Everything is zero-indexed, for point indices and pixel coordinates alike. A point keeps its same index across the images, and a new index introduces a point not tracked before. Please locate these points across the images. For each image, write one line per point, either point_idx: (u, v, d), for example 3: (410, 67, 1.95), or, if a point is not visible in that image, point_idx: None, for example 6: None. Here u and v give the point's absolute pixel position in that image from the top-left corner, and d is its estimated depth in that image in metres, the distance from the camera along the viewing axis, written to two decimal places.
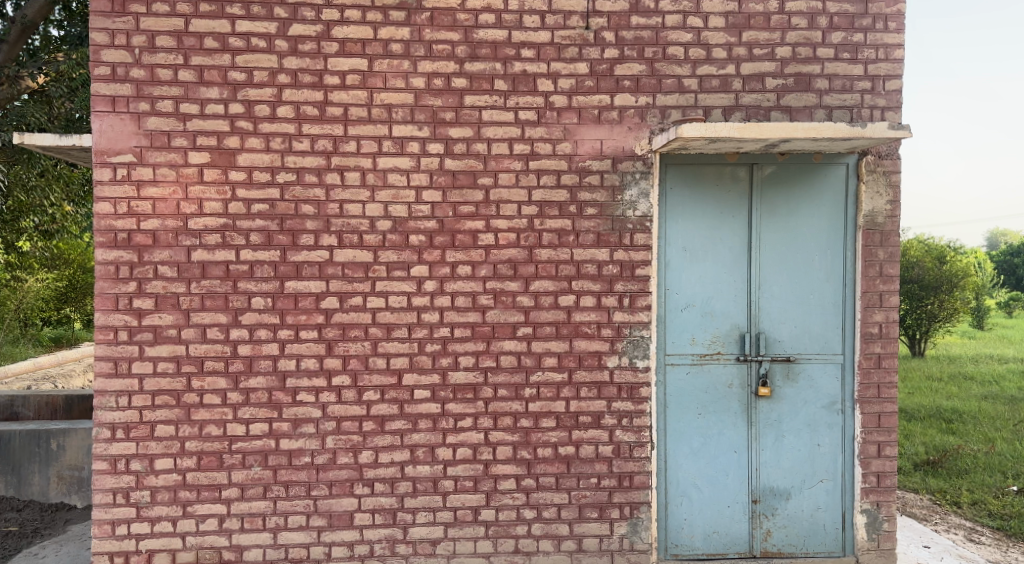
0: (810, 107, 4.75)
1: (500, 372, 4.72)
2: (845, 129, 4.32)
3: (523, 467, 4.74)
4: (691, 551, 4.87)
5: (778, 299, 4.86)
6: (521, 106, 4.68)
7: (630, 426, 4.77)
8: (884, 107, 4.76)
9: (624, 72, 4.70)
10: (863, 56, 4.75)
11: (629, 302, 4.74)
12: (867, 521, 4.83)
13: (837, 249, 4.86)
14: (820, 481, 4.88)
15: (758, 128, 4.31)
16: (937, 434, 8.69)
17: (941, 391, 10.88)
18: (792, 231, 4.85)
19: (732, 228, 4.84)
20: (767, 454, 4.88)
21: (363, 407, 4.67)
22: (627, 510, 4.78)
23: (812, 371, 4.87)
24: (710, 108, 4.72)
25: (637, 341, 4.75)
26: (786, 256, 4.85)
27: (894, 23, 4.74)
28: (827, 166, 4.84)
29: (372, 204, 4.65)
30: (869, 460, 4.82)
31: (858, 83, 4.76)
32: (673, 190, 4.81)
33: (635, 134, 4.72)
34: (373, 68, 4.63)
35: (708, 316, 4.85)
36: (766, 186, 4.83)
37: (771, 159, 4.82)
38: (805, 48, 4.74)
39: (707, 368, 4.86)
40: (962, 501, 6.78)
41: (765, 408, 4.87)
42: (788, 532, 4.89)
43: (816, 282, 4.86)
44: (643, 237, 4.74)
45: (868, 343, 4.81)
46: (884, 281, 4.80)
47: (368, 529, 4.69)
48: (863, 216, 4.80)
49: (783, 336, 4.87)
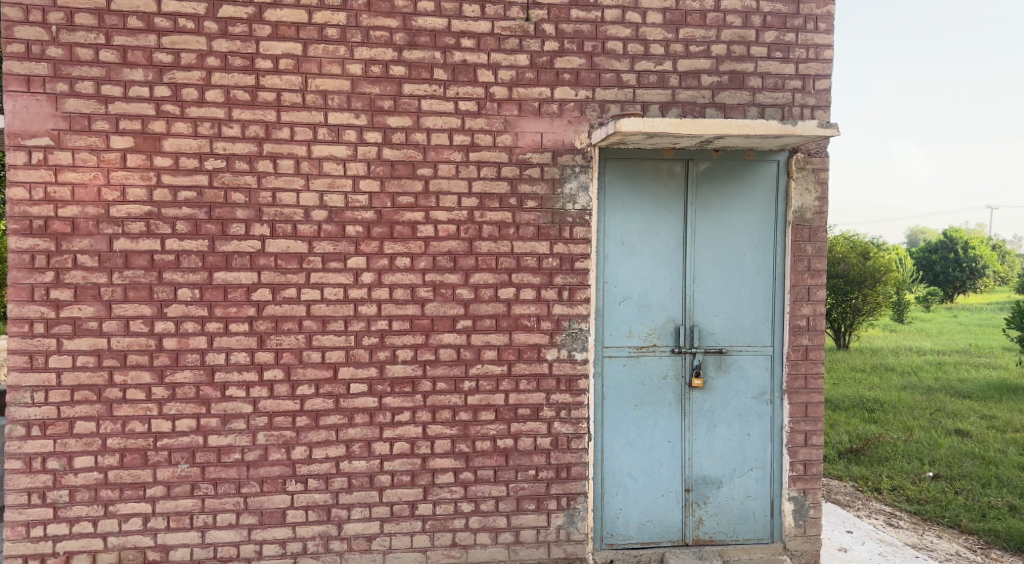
0: (743, 105, 4.81)
1: (439, 365, 4.66)
2: (777, 126, 4.38)
3: (461, 460, 4.69)
4: (626, 540, 4.91)
5: (712, 292, 4.92)
6: (461, 96, 4.62)
7: (568, 417, 4.77)
8: (814, 106, 4.86)
9: (565, 65, 4.68)
10: (794, 55, 4.84)
11: (568, 295, 4.74)
12: (794, 508, 4.94)
13: (768, 244, 4.94)
14: (749, 469, 4.97)
15: (694, 124, 4.35)
16: (860, 423, 8.99)
17: (863, 382, 11.26)
18: (726, 225, 4.91)
19: (669, 222, 4.88)
20: (700, 444, 4.94)
21: (296, 402, 4.56)
22: (564, 501, 4.79)
23: (742, 362, 4.95)
24: (648, 104, 4.75)
25: (576, 334, 4.75)
26: (720, 250, 4.92)
27: (824, 24, 4.83)
28: (758, 163, 4.91)
29: (306, 192, 4.53)
30: (796, 449, 4.93)
31: (789, 82, 4.84)
32: (612, 185, 4.82)
33: (575, 128, 4.70)
34: (308, 53, 4.50)
35: (645, 308, 4.88)
36: (701, 182, 4.88)
37: (705, 155, 4.87)
38: (739, 47, 4.79)
39: (643, 359, 4.89)
40: (882, 487, 7.02)
41: (697, 399, 4.93)
42: (718, 520, 4.97)
43: (747, 275, 4.94)
44: (582, 230, 4.73)
45: (796, 335, 4.91)
46: (812, 275, 4.90)
47: (301, 526, 4.59)
48: (793, 212, 4.89)
49: (716, 329, 4.93)
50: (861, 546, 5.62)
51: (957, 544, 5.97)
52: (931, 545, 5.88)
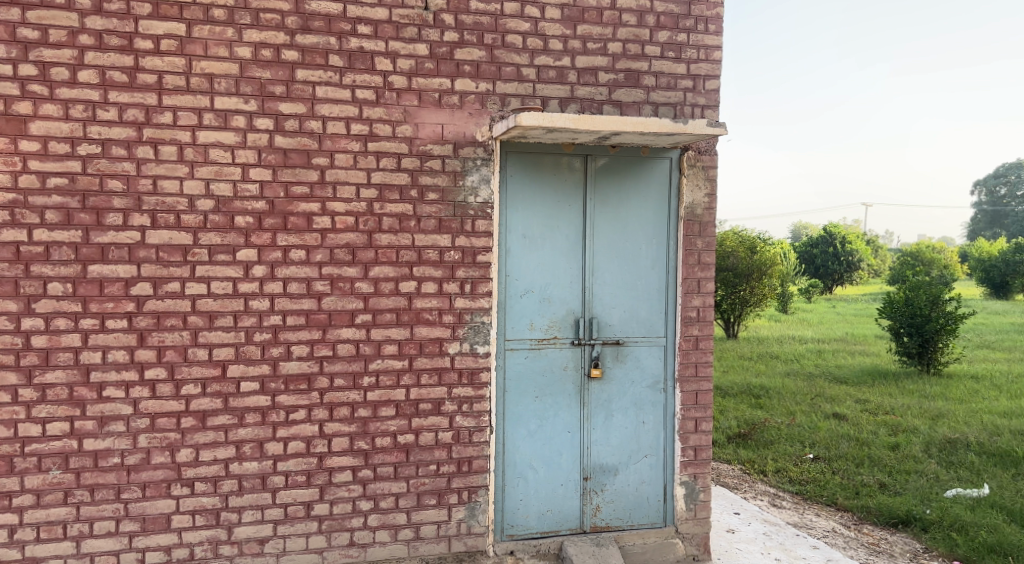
0: (638, 102, 4.88)
1: (337, 360, 4.52)
2: (669, 125, 4.46)
3: (360, 458, 4.58)
4: (526, 531, 4.91)
5: (610, 284, 4.98)
6: (357, 84, 4.48)
7: (470, 411, 4.73)
8: (704, 105, 4.98)
9: (464, 57, 4.61)
10: (686, 55, 4.94)
11: (470, 288, 4.69)
12: (686, 492, 5.08)
13: (662, 237, 5.04)
14: (644, 456, 5.06)
15: (592, 120, 4.37)
16: (747, 409, 9.36)
17: (750, 369, 11.75)
18: (623, 219, 4.97)
19: (569, 216, 4.89)
20: (598, 434, 5.00)
21: (181, 402, 4.33)
22: (465, 494, 4.74)
23: (638, 353, 5.03)
24: (547, 98, 4.74)
25: (478, 327, 4.71)
26: (618, 242, 4.98)
27: (713, 26, 4.95)
28: (653, 159, 4.99)
29: (191, 181, 4.29)
30: (687, 435, 5.06)
31: (681, 82, 4.94)
32: (513, 177, 4.79)
33: (476, 120, 4.65)
34: (192, 34, 4.27)
35: (545, 301, 4.89)
36: (600, 176, 4.92)
37: (603, 151, 4.91)
38: (634, 45, 4.85)
39: (544, 352, 4.89)
40: (768, 469, 7.32)
41: (596, 390, 4.98)
42: (615, 506, 5.04)
43: (643, 268, 5.02)
44: (484, 223, 4.69)
45: (686, 326, 5.03)
46: (702, 269, 5.02)
47: (188, 532, 4.37)
48: (685, 208, 5.00)
49: (614, 320, 4.99)
50: (747, 527, 5.77)
51: (835, 521, 6.25)
52: (811, 523, 6.13)
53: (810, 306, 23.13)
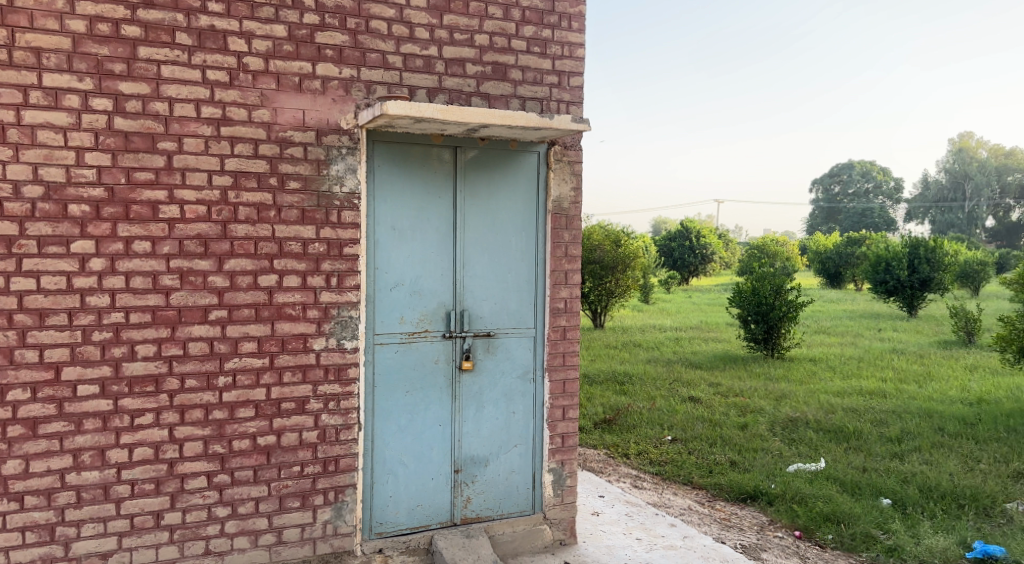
0: (506, 96, 4.86)
1: (188, 360, 4.24)
2: (536, 119, 4.47)
3: (216, 463, 4.32)
4: (395, 528, 4.79)
5: (481, 276, 4.94)
6: (209, 65, 4.21)
7: (337, 409, 4.57)
8: (569, 102, 5.03)
9: (326, 41, 4.42)
10: (551, 51, 4.96)
11: (336, 282, 4.52)
12: (554, 478, 5.17)
13: (532, 229, 5.05)
14: (514, 445, 5.07)
15: (460, 112, 4.30)
16: (612, 395, 9.61)
17: (615, 357, 12.09)
18: (494, 210, 4.94)
19: (438, 207, 4.80)
20: (469, 426, 4.95)
21: (6, 409, 3.95)
22: (331, 495, 4.58)
23: (509, 344, 5.02)
24: (414, 88, 4.63)
25: (346, 322, 4.55)
26: (489, 234, 4.94)
27: (576, 24, 5.00)
28: (522, 153, 4.99)
29: (15, 166, 3.91)
30: (555, 423, 5.14)
31: (547, 77, 4.96)
32: (382, 168, 4.65)
33: (339, 107, 4.48)
34: (15, 3, 3.87)
35: (416, 294, 4.78)
36: (470, 168, 4.86)
37: (472, 143, 4.85)
38: (500, 38, 4.82)
39: (415, 345, 4.79)
40: (631, 452, 7.54)
41: (467, 383, 4.93)
42: (485, 497, 5.02)
43: (513, 259, 5.01)
44: (350, 214, 4.53)
45: (555, 317, 5.10)
46: (569, 261, 5.11)
47: (16, 551, 4.00)
48: (553, 202, 5.05)
49: (485, 313, 4.96)
50: (611, 509, 5.91)
51: (689, 499, 6.50)
52: (668, 502, 6.35)
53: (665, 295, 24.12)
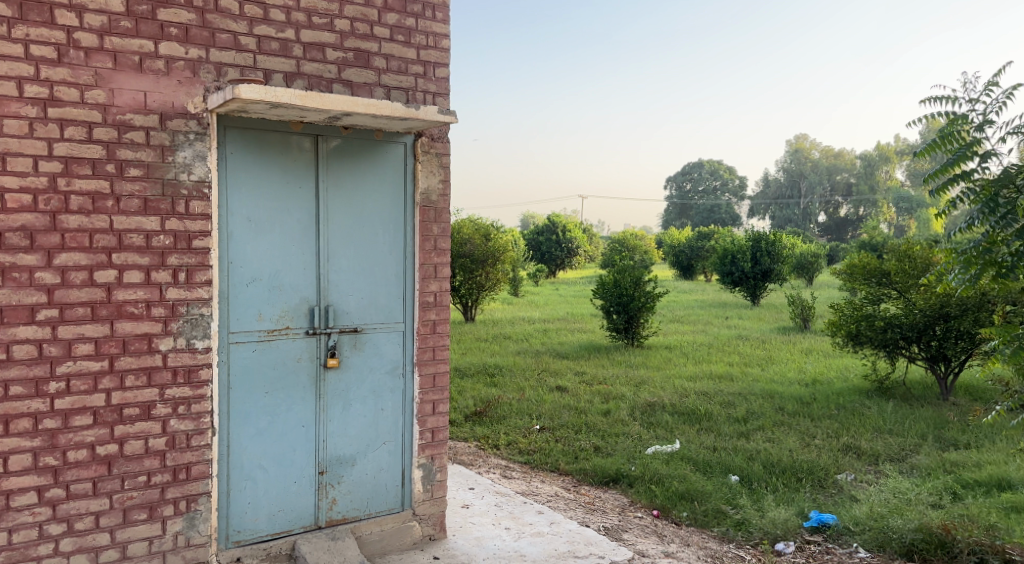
0: (369, 84, 4.69)
1: (13, 365, 3.83)
2: (401, 109, 4.33)
3: (47, 477, 3.93)
4: (255, 535, 4.54)
5: (346, 270, 4.75)
6: (32, 39, 3.81)
7: (188, 413, 4.26)
8: (435, 93, 4.93)
9: (169, 18, 4.11)
10: (415, 41, 4.84)
11: (186, 277, 4.21)
12: (423, 475, 5.06)
13: (399, 222, 4.91)
14: (382, 443, 4.92)
15: (319, 98, 4.11)
16: (483, 387, 9.60)
17: (485, 350, 12.10)
18: (359, 202, 4.77)
19: (299, 197, 4.58)
20: (334, 426, 4.76)
21: None
22: (182, 504, 4.27)
23: (376, 340, 4.87)
24: (270, 72, 4.38)
25: (196, 320, 4.26)
26: (354, 227, 4.76)
27: (440, 14, 4.91)
28: (388, 143, 4.84)
29: None
30: (425, 418, 5.04)
31: (412, 67, 4.84)
32: (236, 156, 4.38)
33: (186, 90, 4.17)
34: None
35: (275, 289, 4.54)
36: (333, 158, 4.67)
37: (335, 132, 4.66)
38: (362, 24, 4.65)
39: (275, 343, 4.55)
40: (501, 443, 7.54)
41: (332, 381, 4.74)
42: (352, 498, 4.84)
43: (380, 252, 4.86)
44: (200, 205, 4.23)
45: (424, 311, 5.01)
46: (439, 254, 5.03)
47: None
48: (420, 194, 4.94)
49: (350, 308, 4.78)
50: (480, 500, 5.86)
51: (557, 485, 6.55)
52: (537, 490, 6.38)
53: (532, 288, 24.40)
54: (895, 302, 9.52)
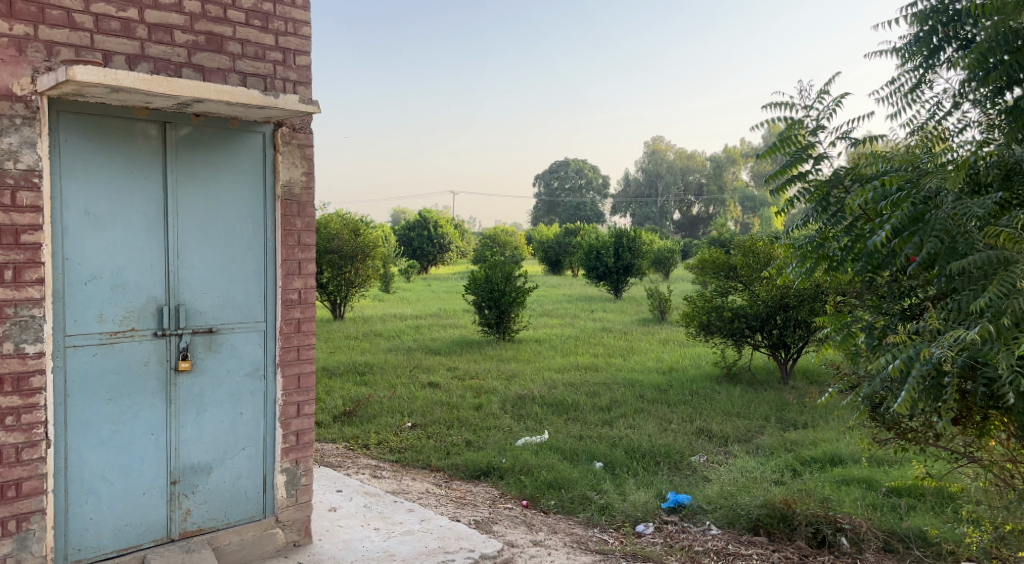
0: (223, 70, 4.44)
1: None
2: (259, 97, 4.12)
3: None
4: (98, 553, 4.20)
5: (199, 267, 4.48)
6: None
7: (17, 425, 3.88)
8: (296, 81, 4.73)
9: None
10: (273, 27, 4.62)
11: (13, 275, 3.83)
12: (287, 479, 4.86)
13: (258, 216, 4.68)
14: (242, 449, 4.68)
15: (166, 83, 3.84)
16: (352, 386, 9.38)
17: (355, 348, 11.84)
18: (213, 195, 4.50)
19: (144, 189, 4.27)
20: (188, 432, 4.48)
21: None
22: (12, 525, 3.88)
23: (234, 340, 4.62)
24: (110, 54, 4.06)
25: (26, 323, 3.88)
26: (207, 221, 4.49)
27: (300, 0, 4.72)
28: (244, 133, 4.60)
29: None
30: (288, 421, 4.84)
31: (270, 54, 4.62)
32: (71, 144, 4.03)
33: (11, 69, 3.79)
34: None
35: (119, 288, 4.21)
36: (183, 147, 4.38)
37: (186, 119, 4.38)
38: (215, 7, 4.39)
39: (119, 346, 4.23)
40: (370, 443, 7.38)
41: (185, 384, 4.46)
42: (208, 508, 4.57)
43: (237, 248, 4.61)
44: (30, 196, 3.86)
45: (287, 309, 4.80)
46: (302, 250, 4.84)
47: None
48: (281, 187, 4.73)
49: (205, 307, 4.51)
50: (349, 502, 5.69)
51: (428, 482, 6.47)
52: (407, 488, 6.27)
53: (402, 285, 24.11)
54: (741, 293, 10.04)
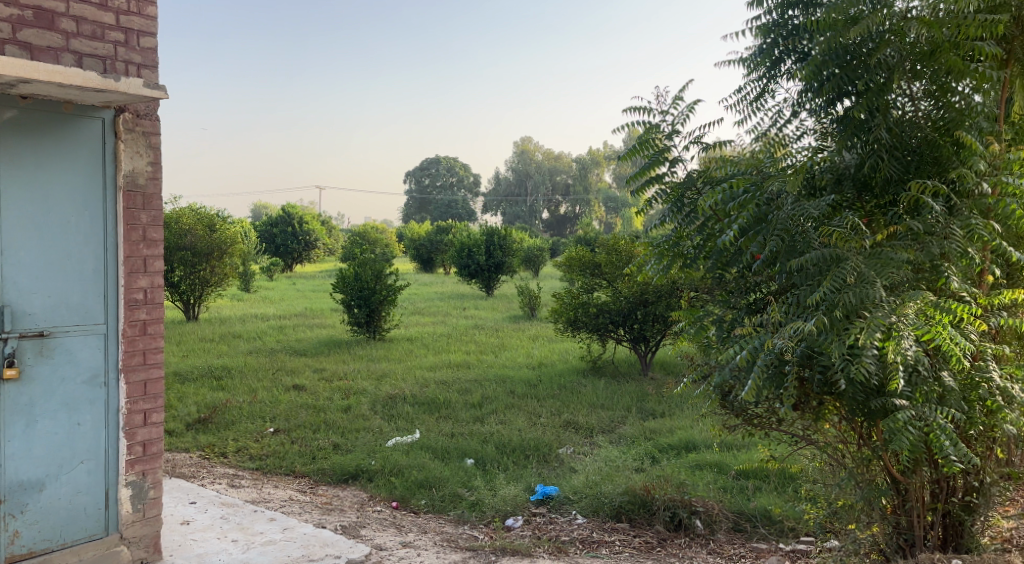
0: (55, 49, 4.08)
1: None
2: (95, 80, 3.82)
3: None
4: None
5: (27, 265, 4.10)
6: None
7: None
8: (140, 64, 4.41)
9: None
10: (113, 5, 4.30)
11: None
12: (133, 493, 4.53)
13: (97, 210, 4.34)
14: (80, 462, 4.33)
15: None
16: (207, 391, 8.92)
17: (211, 351, 11.28)
18: (43, 186, 4.13)
19: None
20: (16, 446, 4.10)
21: None
22: None
23: (69, 345, 4.26)
24: None
25: None
26: (37, 215, 4.12)
27: None
28: (80, 120, 4.25)
29: None
30: (133, 430, 4.52)
31: (110, 34, 4.29)
32: None
33: None
34: None
35: None
36: (7, 133, 4.00)
37: (10, 102, 4.00)
38: None
39: None
40: (228, 451, 7.03)
41: (11, 393, 4.07)
42: (41, 528, 4.20)
43: (72, 245, 4.25)
44: None
45: (131, 310, 4.48)
46: (148, 246, 4.53)
47: None
48: (123, 178, 4.40)
49: (34, 308, 4.13)
50: (203, 515, 5.39)
51: (291, 489, 6.23)
52: (269, 495, 6.02)
53: (264, 284, 23.29)
54: (605, 290, 10.29)
